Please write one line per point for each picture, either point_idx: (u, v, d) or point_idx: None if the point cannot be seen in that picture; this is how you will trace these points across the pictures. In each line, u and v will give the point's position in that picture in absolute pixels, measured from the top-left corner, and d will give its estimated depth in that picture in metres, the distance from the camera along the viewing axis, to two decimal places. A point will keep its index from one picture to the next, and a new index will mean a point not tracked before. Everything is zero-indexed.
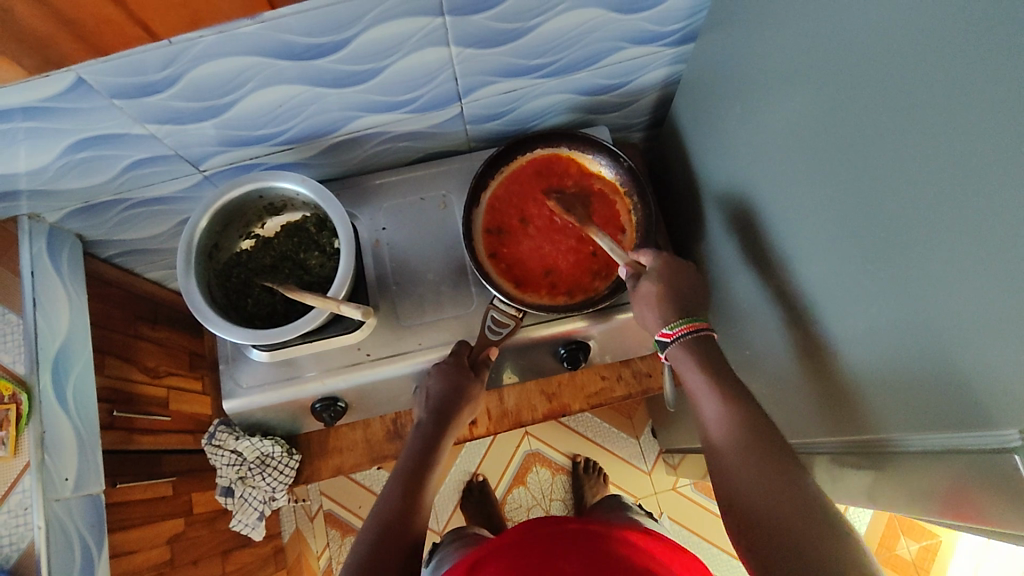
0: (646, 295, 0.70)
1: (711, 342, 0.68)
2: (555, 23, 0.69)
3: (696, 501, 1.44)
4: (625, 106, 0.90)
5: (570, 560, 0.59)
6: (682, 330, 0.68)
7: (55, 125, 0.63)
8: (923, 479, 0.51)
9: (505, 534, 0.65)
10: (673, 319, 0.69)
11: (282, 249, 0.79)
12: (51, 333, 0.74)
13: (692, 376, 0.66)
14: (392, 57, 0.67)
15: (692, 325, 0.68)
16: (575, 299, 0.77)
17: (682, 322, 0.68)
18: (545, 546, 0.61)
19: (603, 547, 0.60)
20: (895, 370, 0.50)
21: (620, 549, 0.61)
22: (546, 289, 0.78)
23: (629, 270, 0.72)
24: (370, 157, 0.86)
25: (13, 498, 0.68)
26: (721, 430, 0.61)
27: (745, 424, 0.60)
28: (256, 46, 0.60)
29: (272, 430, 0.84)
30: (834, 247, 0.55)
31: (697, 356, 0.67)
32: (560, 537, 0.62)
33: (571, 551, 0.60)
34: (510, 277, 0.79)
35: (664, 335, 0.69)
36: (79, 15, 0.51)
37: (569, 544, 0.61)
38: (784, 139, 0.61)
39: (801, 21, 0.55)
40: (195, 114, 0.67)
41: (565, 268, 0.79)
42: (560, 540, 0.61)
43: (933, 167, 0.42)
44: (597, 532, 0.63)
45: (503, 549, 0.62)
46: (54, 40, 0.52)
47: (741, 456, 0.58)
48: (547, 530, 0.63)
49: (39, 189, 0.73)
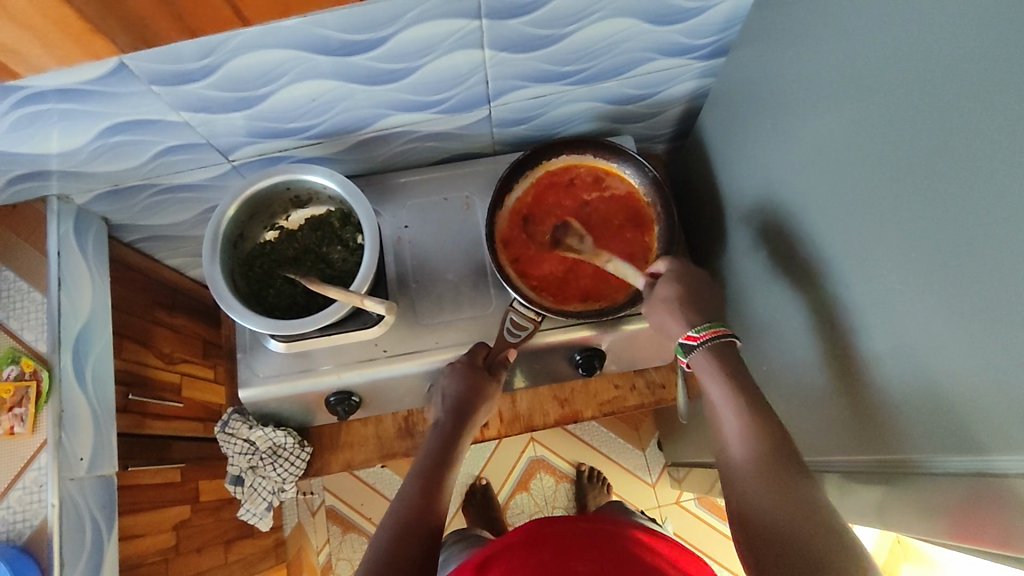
0: (664, 300, 0.70)
1: (735, 352, 0.68)
2: (588, 31, 0.69)
3: (699, 516, 1.44)
4: (650, 117, 0.91)
5: (584, 561, 0.59)
6: (707, 334, 0.68)
7: (91, 109, 0.64)
8: (934, 502, 0.50)
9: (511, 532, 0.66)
10: (699, 323, 0.69)
11: (305, 242, 0.79)
12: (73, 314, 0.75)
13: (708, 371, 0.67)
14: (425, 58, 0.68)
15: (717, 330, 0.68)
16: (602, 305, 0.77)
17: (707, 327, 0.68)
18: (557, 544, 0.61)
19: (618, 549, 0.60)
20: (915, 392, 0.50)
21: (635, 550, 0.61)
22: (578, 297, 0.78)
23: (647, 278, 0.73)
24: (396, 155, 0.87)
25: (29, 475, 0.68)
26: (739, 442, 0.62)
27: (766, 433, 0.61)
28: (294, 39, 0.61)
29: (285, 421, 0.84)
30: (859, 265, 0.56)
31: (724, 369, 0.66)
32: (575, 538, 0.62)
33: (584, 552, 0.60)
34: (539, 290, 0.78)
35: (687, 337, 0.69)
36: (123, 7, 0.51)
37: (583, 545, 0.61)
38: (812, 157, 0.61)
39: (833, 41, 0.55)
40: (228, 104, 0.68)
41: (588, 272, 0.79)
42: (573, 540, 0.62)
43: (960, 189, 0.43)
44: (612, 531, 0.63)
45: (512, 547, 0.62)
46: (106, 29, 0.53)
47: (752, 462, 0.60)
48: (558, 530, 0.63)
49: (70, 171, 0.74)
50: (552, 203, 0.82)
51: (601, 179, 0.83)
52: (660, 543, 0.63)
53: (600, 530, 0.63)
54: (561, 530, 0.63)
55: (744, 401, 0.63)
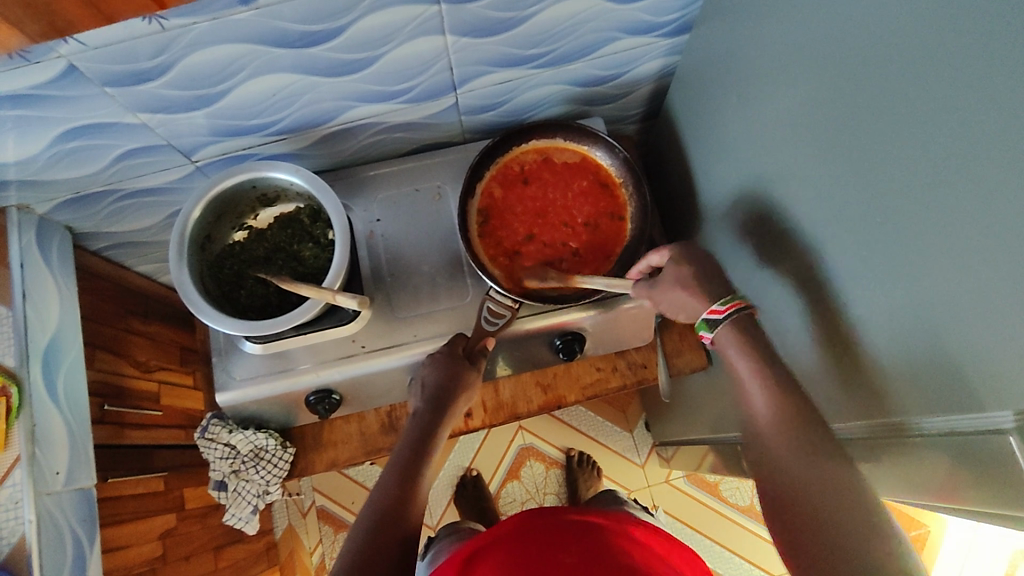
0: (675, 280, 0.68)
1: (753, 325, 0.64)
2: (551, 12, 0.69)
3: (688, 493, 1.45)
4: (619, 97, 0.90)
5: (570, 553, 0.59)
6: (729, 309, 0.64)
7: (43, 113, 0.62)
8: (925, 463, 0.51)
9: (501, 526, 0.66)
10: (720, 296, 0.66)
11: (275, 241, 0.78)
12: (40, 326, 0.73)
13: (742, 361, 0.63)
14: (386, 46, 0.67)
15: (733, 304, 0.65)
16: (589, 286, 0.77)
17: (727, 300, 0.65)
18: (543, 540, 0.61)
19: (605, 540, 0.61)
20: (895, 355, 0.51)
21: (615, 539, 0.62)
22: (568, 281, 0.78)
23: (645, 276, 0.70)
24: (364, 148, 0.86)
25: (3, 492, 0.66)
26: (766, 410, 0.59)
27: (806, 438, 0.56)
28: (250, 33, 0.59)
29: (265, 423, 0.83)
30: (834, 234, 0.56)
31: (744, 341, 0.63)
32: (564, 531, 0.62)
33: (570, 543, 0.61)
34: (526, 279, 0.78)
35: (711, 312, 0.65)
36: None
37: (573, 536, 0.61)
38: (780, 129, 0.62)
39: (796, 11, 0.55)
40: (187, 103, 0.67)
41: (574, 255, 0.79)
42: (559, 533, 0.62)
43: (923, 150, 0.43)
44: (598, 524, 0.63)
45: (502, 543, 0.62)
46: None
47: (781, 439, 0.57)
48: (546, 523, 0.63)
49: (28, 180, 0.72)
50: (498, 193, 0.82)
51: (548, 158, 0.83)
52: (639, 531, 0.64)
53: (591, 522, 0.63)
54: (548, 522, 0.64)
55: (781, 395, 0.59)
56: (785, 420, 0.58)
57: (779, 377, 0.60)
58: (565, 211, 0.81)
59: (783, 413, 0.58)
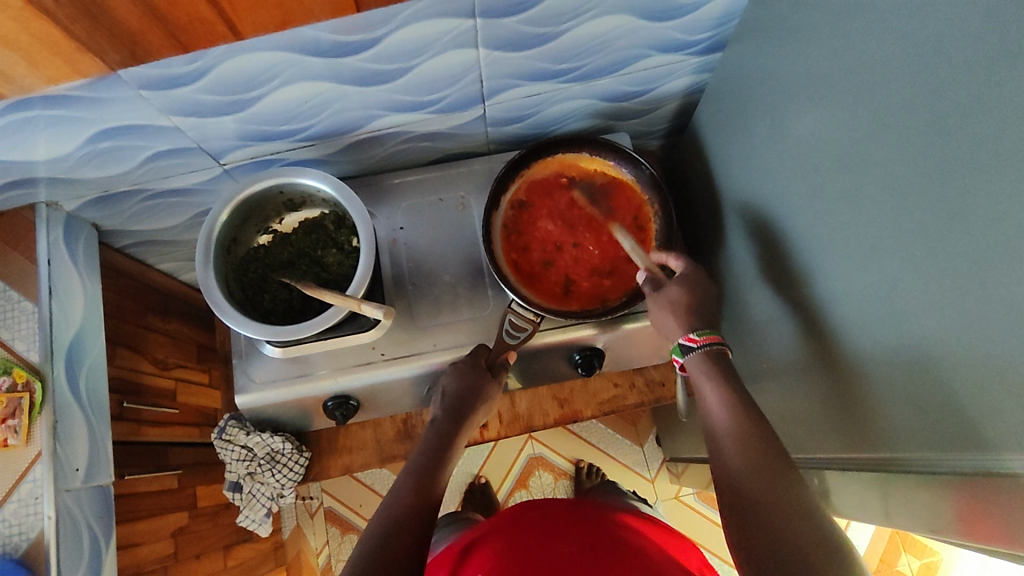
0: (671, 300, 0.71)
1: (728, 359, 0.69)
2: (584, 29, 0.69)
3: (697, 510, 1.44)
4: (646, 113, 0.90)
5: (567, 543, 0.59)
6: (705, 340, 0.69)
7: (77, 114, 0.63)
8: (945, 498, 0.50)
9: (499, 518, 0.67)
10: (698, 327, 0.70)
11: (299, 246, 0.78)
12: (65, 322, 0.74)
13: (702, 370, 0.68)
14: (419, 58, 0.67)
15: (710, 338, 0.69)
16: (581, 307, 0.77)
17: (706, 332, 0.69)
18: (543, 531, 0.62)
19: (609, 531, 0.61)
20: (919, 389, 0.50)
21: (620, 530, 0.62)
22: (565, 297, 0.78)
23: (647, 275, 0.73)
24: (389, 156, 0.86)
25: (24, 488, 0.67)
26: (720, 411, 0.64)
27: (761, 447, 0.59)
28: (286, 43, 0.60)
29: (282, 427, 0.83)
30: (860, 262, 0.55)
31: (714, 363, 0.68)
32: (564, 525, 0.63)
33: (568, 534, 0.61)
34: (532, 285, 0.78)
35: (686, 340, 0.69)
36: (137, 9, 0.51)
37: (572, 528, 0.62)
38: (808, 156, 0.61)
39: (830, 39, 0.55)
40: (219, 108, 0.67)
41: (584, 273, 0.79)
42: (556, 526, 0.63)
43: (959, 188, 0.43)
44: (598, 516, 0.64)
45: (502, 535, 0.63)
46: (131, 40, 0.54)
47: (734, 438, 0.61)
48: (546, 518, 0.64)
49: (59, 177, 0.72)
50: (544, 201, 0.82)
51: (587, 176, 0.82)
52: (646, 524, 0.65)
53: (591, 517, 0.64)
54: (549, 516, 0.64)
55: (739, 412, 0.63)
56: (740, 424, 0.62)
57: (743, 397, 0.64)
58: (591, 233, 0.80)
59: (738, 416, 0.62)
